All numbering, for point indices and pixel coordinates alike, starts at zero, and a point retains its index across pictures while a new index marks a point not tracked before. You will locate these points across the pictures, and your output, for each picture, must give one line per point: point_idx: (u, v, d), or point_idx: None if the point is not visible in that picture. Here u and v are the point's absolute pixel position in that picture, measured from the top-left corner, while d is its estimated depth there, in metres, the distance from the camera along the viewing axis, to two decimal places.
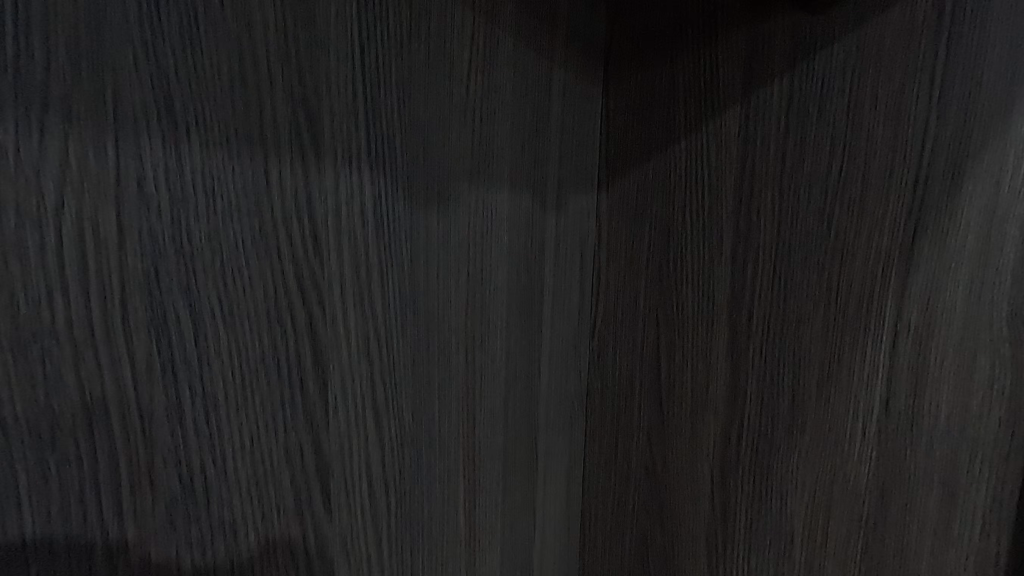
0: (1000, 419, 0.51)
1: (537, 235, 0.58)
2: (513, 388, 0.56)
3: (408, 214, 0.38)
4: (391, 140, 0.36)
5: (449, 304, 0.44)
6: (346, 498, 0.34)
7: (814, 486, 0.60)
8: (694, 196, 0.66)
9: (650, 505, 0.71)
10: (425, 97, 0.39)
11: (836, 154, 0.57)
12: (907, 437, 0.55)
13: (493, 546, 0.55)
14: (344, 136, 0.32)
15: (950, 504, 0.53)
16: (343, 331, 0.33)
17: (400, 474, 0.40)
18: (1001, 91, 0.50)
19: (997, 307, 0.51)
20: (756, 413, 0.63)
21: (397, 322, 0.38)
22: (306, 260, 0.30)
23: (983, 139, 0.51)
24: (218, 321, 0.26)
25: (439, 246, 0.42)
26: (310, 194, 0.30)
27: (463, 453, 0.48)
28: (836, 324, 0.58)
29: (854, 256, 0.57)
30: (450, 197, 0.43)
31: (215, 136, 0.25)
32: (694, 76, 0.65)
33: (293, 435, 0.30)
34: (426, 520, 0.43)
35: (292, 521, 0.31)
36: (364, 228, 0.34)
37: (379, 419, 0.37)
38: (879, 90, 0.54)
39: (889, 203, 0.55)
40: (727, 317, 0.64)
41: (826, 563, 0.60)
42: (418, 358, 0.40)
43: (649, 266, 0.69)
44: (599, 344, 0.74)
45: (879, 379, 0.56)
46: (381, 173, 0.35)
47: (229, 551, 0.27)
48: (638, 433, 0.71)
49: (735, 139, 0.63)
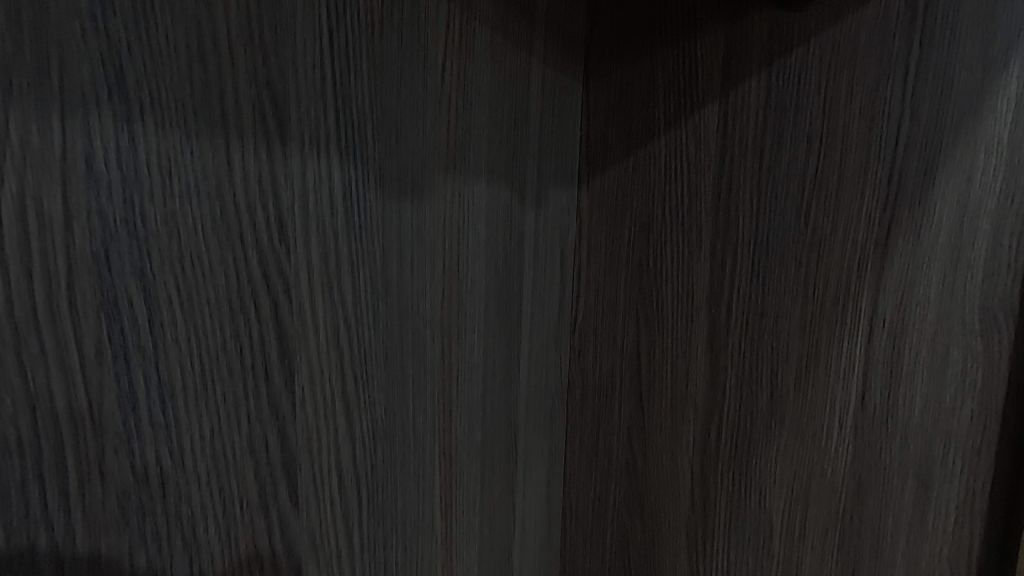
0: (972, 411, 0.52)
1: (516, 230, 0.58)
2: (491, 384, 0.56)
3: (380, 203, 0.38)
4: (362, 127, 0.36)
5: (425, 297, 0.44)
6: (315, 493, 0.34)
7: (792, 480, 0.60)
8: (673, 192, 0.66)
9: (631, 502, 0.71)
10: (398, 85, 0.39)
11: (812, 150, 0.57)
12: (883, 430, 0.55)
13: (472, 544, 0.55)
14: (312, 121, 0.32)
15: (925, 496, 0.54)
16: (311, 320, 0.33)
17: (373, 469, 0.39)
18: (972, 87, 0.50)
19: (969, 301, 0.51)
20: (735, 409, 0.63)
21: (369, 313, 0.37)
22: (270, 248, 0.30)
23: (954, 135, 0.51)
24: (175, 307, 0.25)
25: (414, 238, 0.42)
26: (275, 180, 0.30)
27: (439, 448, 0.47)
28: (813, 319, 0.58)
29: (830, 251, 0.57)
30: (425, 188, 0.43)
31: (172, 115, 0.24)
32: (673, 71, 0.65)
33: (258, 427, 0.29)
34: (400, 516, 0.43)
35: (256, 516, 0.30)
36: (333, 217, 0.34)
37: (349, 412, 0.36)
38: (854, 87, 0.55)
39: (863, 198, 0.55)
40: (707, 312, 0.64)
41: (804, 557, 0.60)
42: (391, 351, 0.40)
43: (629, 261, 0.69)
44: (580, 340, 0.73)
45: (855, 374, 0.56)
46: (351, 160, 0.35)
47: (188, 547, 0.26)
48: (619, 429, 0.71)
49: (714, 135, 0.63)
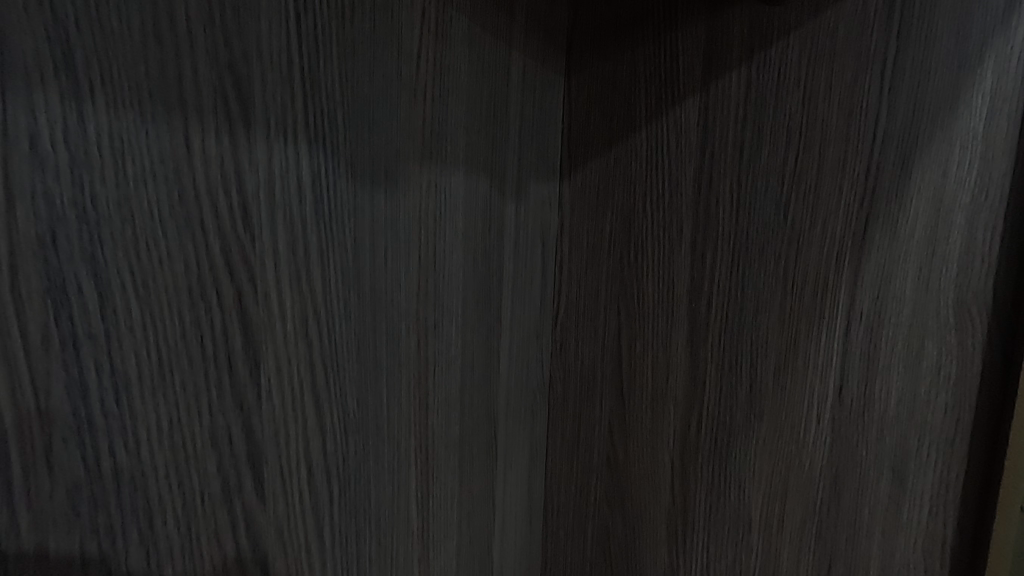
0: (946, 404, 0.52)
1: (495, 222, 0.57)
2: (469, 378, 0.55)
3: (352, 192, 0.37)
4: (333, 113, 0.35)
5: (399, 288, 0.43)
6: (282, 486, 0.33)
7: (770, 473, 0.61)
8: (654, 186, 0.66)
9: (612, 496, 0.71)
10: (370, 72, 0.38)
11: (791, 143, 0.57)
12: (860, 423, 0.56)
13: (449, 538, 0.54)
14: (278, 106, 0.31)
15: (899, 489, 0.54)
16: (278, 310, 0.32)
17: (345, 463, 0.38)
18: (948, 82, 0.50)
19: (944, 294, 0.52)
20: (715, 403, 0.63)
21: (340, 304, 0.37)
22: (234, 236, 0.29)
23: (931, 129, 0.51)
24: (130, 295, 0.24)
25: (387, 229, 0.41)
26: (238, 165, 0.29)
27: (415, 442, 0.47)
28: (791, 312, 0.58)
29: (809, 244, 0.57)
30: (399, 177, 0.42)
31: (125, 96, 0.24)
32: (654, 64, 0.65)
33: (220, 418, 0.29)
34: (374, 511, 0.42)
35: (219, 510, 0.29)
36: (301, 205, 0.33)
37: (320, 405, 0.36)
38: (832, 80, 0.55)
39: (842, 192, 0.55)
40: (687, 306, 0.65)
41: (782, 550, 0.61)
42: (363, 343, 0.39)
43: (610, 255, 0.69)
44: (562, 334, 0.73)
45: (833, 367, 0.57)
46: (320, 147, 0.34)
47: (144, 541, 0.26)
48: (600, 422, 0.72)
49: (695, 128, 0.63)
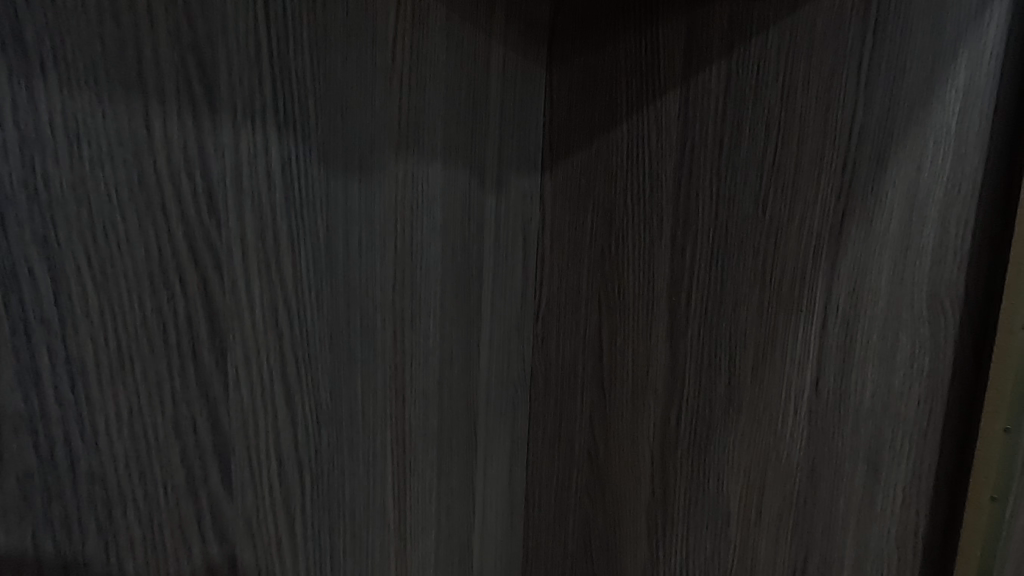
0: (920, 396, 0.52)
1: (475, 215, 0.57)
2: (448, 371, 0.55)
3: (324, 181, 0.36)
4: (304, 100, 0.34)
5: (375, 280, 0.42)
6: (250, 478, 0.33)
7: (749, 466, 0.61)
8: (635, 179, 0.66)
9: (593, 489, 0.71)
10: (344, 59, 0.37)
11: (770, 138, 0.58)
12: (836, 415, 0.56)
13: (427, 533, 0.54)
14: (245, 89, 0.30)
15: (874, 480, 0.55)
16: (245, 299, 0.31)
17: (317, 455, 0.38)
18: (923, 77, 0.51)
19: (918, 288, 0.52)
20: (694, 396, 0.64)
21: (312, 293, 0.36)
22: (199, 222, 0.28)
23: (905, 124, 0.52)
24: (85, 280, 0.24)
25: (362, 219, 0.41)
26: (203, 150, 0.28)
27: (391, 435, 0.46)
28: (770, 306, 0.59)
29: (787, 238, 0.58)
30: (374, 167, 0.41)
31: (80, 74, 0.23)
32: (635, 58, 0.65)
33: (184, 408, 0.28)
34: (349, 505, 0.42)
35: (183, 501, 0.29)
36: (269, 192, 0.33)
37: (290, 396, 0.35)
38: (811, 75, 0.55)
39: (819, 186, 0.56)
40: (667, 299, 0.65)
41: (760, 542, 0.61)
42: (336, 334, 0.39)
43: (592, 249, 0.69)
44: (543, 328, 0.73)
45: (810, 360, 0.57)
46: (291, 134, 0.34)
47: (103, 532, 0.25)
48: (581, 416, 0.72)
49: (675, 122, 0.63)
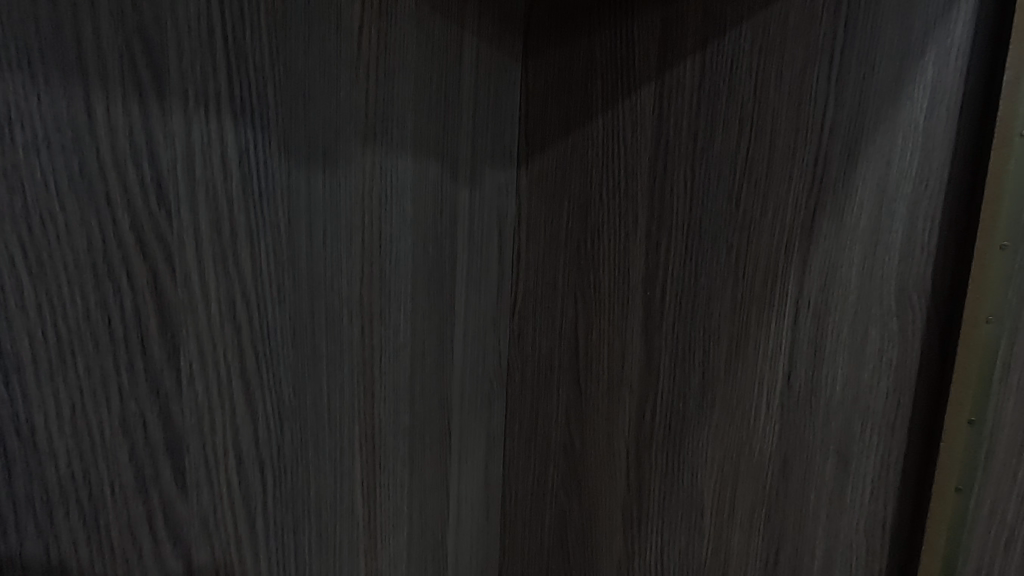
0: (888, 389, 0.53)
1: (447, 207, 0.57)
2: (420, 366, 0.54)
3: (285, 171, 0.36)
4: (262, 87, 0.34)
5: (340, 273, 0.42)
6: (206, 476, 0.32)
7: (722, 459, 0.61)
8: (611, 174, 0.66)
9: (569, 484, 0.72)
10: (305, 46, 0.36)
11: (743, 133, 0.58)
12: (807, 409, 0.57)
13: (399, 530, 0.54)
14: (197, 76, 0.30)
15: (844, 473, 0.55)
16: (199, 290, 0.30)
17: (279, 452, 0.37)
18: (892, 73, 0.51)
19: (887, 282, 0.52)
20: (669, 390, 0.64)
21: (272, 287, 0.35)
22: (147, 213, 0.27)
23: (875, 120, 0.52)
24: (21, 272, 0.23)
25: (327, 211, 0.40)
26: (150, 138, 0.27)
27: (360, 431, 0.46)
28: (743, 300, 0.59)
29: (760, 232, 0.58)
30: (339, 159, 0.41)
31: (14, 58, 0.22)
32: (610, 52, 0.65)
33: (132, 404, 0.27)
34: (314, 502, 0.41)
35: (131, 502, 0.28)
36: (225, 182, 0.32)
37: (250, 392, 0.34)
38: (783, 70, 0.56)
39: (791, 182, 0.56)
40: (642, 294, 0.65)
41: (733, 534, 0.61)
42: (299, 328, 0.38)
43: (568, 243, 0.69)
44: (519, 322, 0.73)
45: (782, 353, 0.58)
46: (248, 123, 0.33)
47: (41, 533, 0.25)
48: (557, 411, 0.72)
49: (650, 116, 0.63)
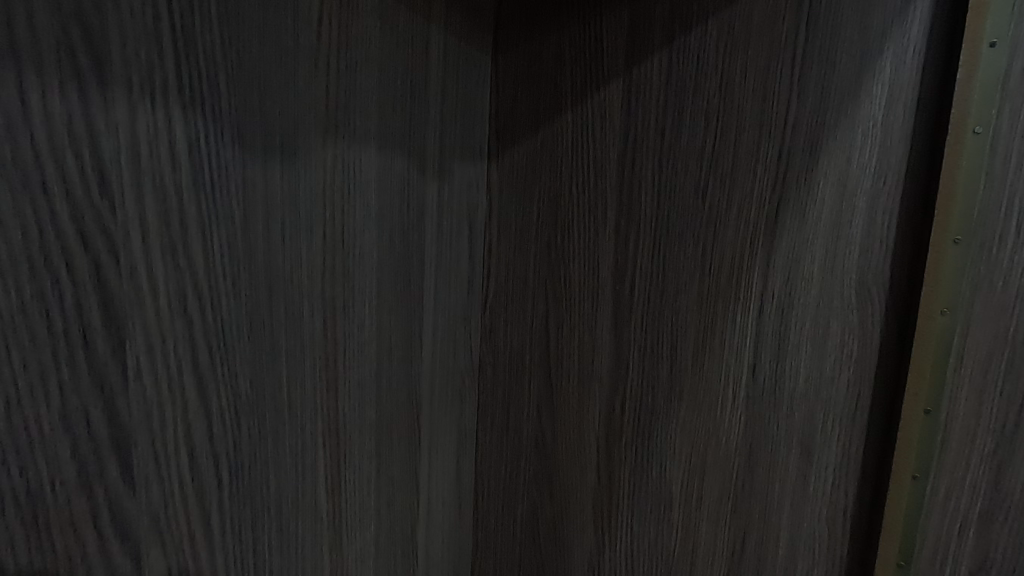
0: (848, 380, 0.54)
1: (414, 201, 0.56)
2: (387, 361, 0.54)
3: (239, 162, 0.35)
4: (212, 76, 0.33)
5: (300, 267, 0.41)
6: (156, 472, 0.31)
7: (690, 451, 0.62)
8: (580, 169, 0.66)
9: (541, 478, 0.72)
10: (260, 36, 0.36)
11: (709, 129, 0.59)
12: (771, 401, 0.58)
13: (365, 526, 0.53)
14: (142, 64, 0.29)
15: (806, 463, 0.56)
16: (148, 284, 0.30)
17: (236, 447, 0.36)
18: (852, 70, 0.52)
19: (847, 276, 0.53)
20: (638, 382, 0.65)
21: (227, 280, 0.35)
22: (88, 203, 0.27)
23: (836, 116, 0.53)
24: None
25: (285, 204, 0.39)
26: (92, 127, 0.27)
27: (323, 426, 0.45)
28: (709, 294, 0.60)
29: (726, 227, 0.59)
30: (298, 151, 0.40)
31: None
32: (579, 48, 0.65)
33: (74, 399, 0.27)
34: (274, 498, 0.40)
35: (74, 498, 0.27)
36: (174, 173, 0.31)
37: (204, 387, 0.34)
38: (748, 66, 0.56)
39: (755, 177, 0.57)
40: (611, 288, 0.65)
41: (700, 525, 0.62)
42: (256, 322, 0.37)
43: (538, 238, 0.69)
44: (490, 317, 0.73)
45: (746, 346, 0.58)
46: (198, 113, 0.32)
47: None
48: (529, 405, 0.72)
49: (619, 111, 0.63)
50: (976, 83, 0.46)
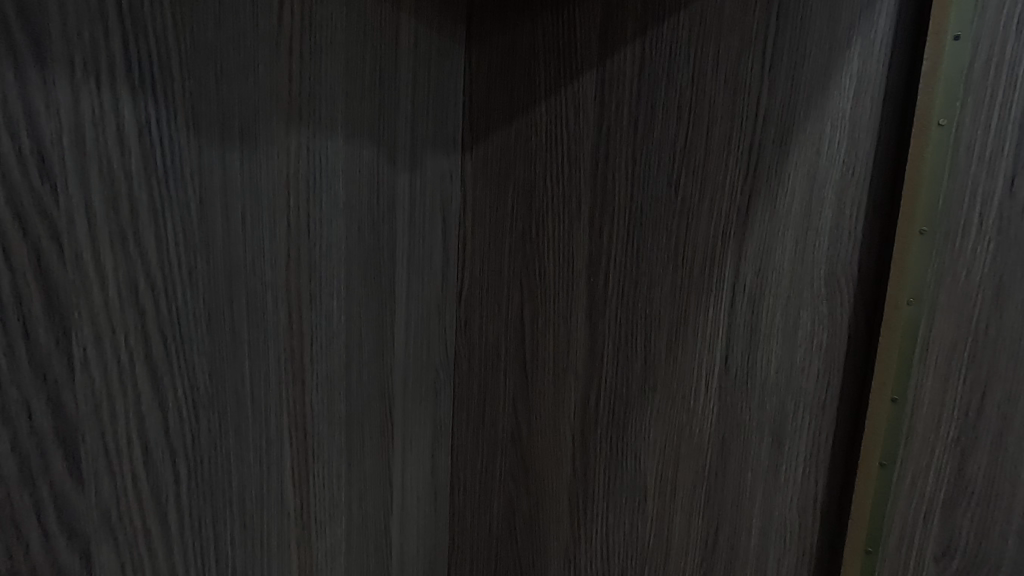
0: (818, 369, 0.54)
1: (384, 193, 0.55)
2: (357, 354, 0.53)
3: (194, 148, 0.34)
4: (164, 58, 0.32)
5: (263, 257, 0.40)
6: (107, 466, 0.31)
7: (664, 442, 0.62)
8: (554, 161, 0.66)
9: (516, 471, 0.72)
10: (216, 18, 0.35)
11: (681, 121, 0.59)
12: (743, 391, 0.58)
13: (335, 522, 0.53)
14: (86, 44, 0.28)
15: (778, 452, 0.57)
16: (94, 272, 0.29)
17: (194, 441, 0.36)
18: (821, 62, 0.52)
19: (816, 267, 0.54)
20: (612, 374, 0.65)
21: (182, 270, 0.34)
22: (26, 188, 0.26)
23: (805, 108, 0.53)
24: None
25: (246, 193, 0.38)
26: (31, 109, 0.26)
27: (289, 420, 0.44)
28: (681, 285, 0.60)
29: (698, 218, 0.59)
30: (259, 139, 0.39)
31: None
32: (553, 39, 0.64)
33: (14, 391, 0.26)
34: (237, 493, 0.40)
35: (16, 492, 0.27)
36: (123, 158, 0.30)
37: (158, 379, 0.33)
38: (719, 58, 0.56)
39: (726, 168, 0.57)
40: (585, 280, 0.65)
41: (675, 516, 0.63)
42: (214, 313, 0.36)
43: (513, 230, 0.69)
44: (465, 310, 0.73)
45: (719, 337, 0.59)
46: (148, 96, 0.31)
47: None
48: (504, 398, 0.72)
49: (592, 103, 0.63)
50: (940, 75, 0.47)
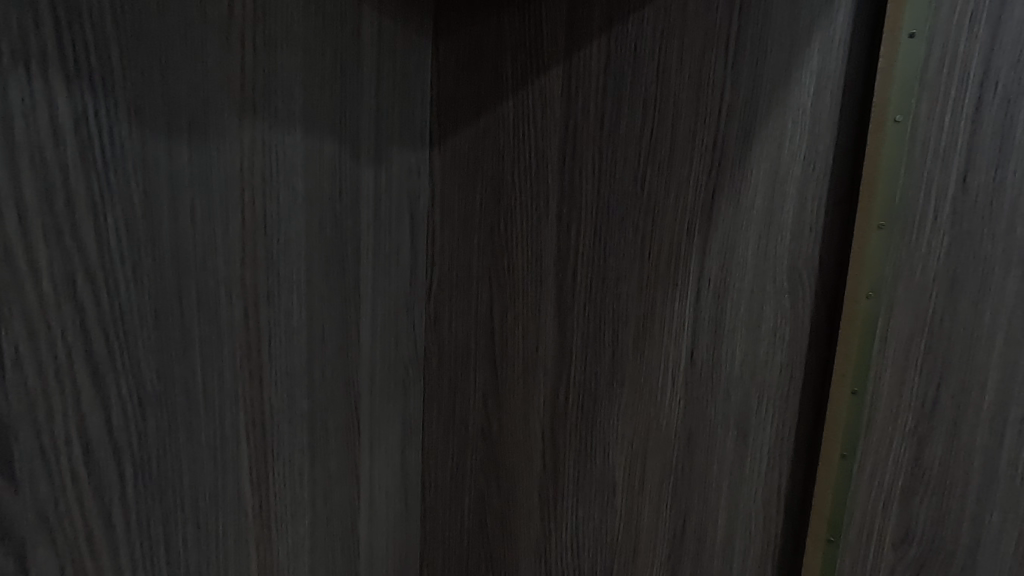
0: (781, 362, 0.55)
1: (348, 188, 0.55)
2: (320, 351, 0.53)
3: (137, 140, 0.33)
4: (103, 47, 0.31)
5: (216, 253, 0.40)
6: (44, 466, 0.30)
7: (632, 437, 0.63)
8: (523, 156, 0.66)
9: (487, 467, 0.72)
10: (160, 6, 0.34)
11: (646, 116, 0.59)
12: (708, 385, 0.58)
13: (298, 521, 0.52)
14: (14, 31, 0.27)
15: (742, 445, 0.57)
16: (26, 267, 0.28)
17: (142, 440, 0.35)
18: (782, 58, 0.52)
19: (779, 261, 0.54)
20: (581, 369, 0.65)
21: (126, 265, 0.33)
22: None
23: (767, 103, 0.53)
24: None
25: (196, 186, 0.38)
26: None
27: (246, 418, 0.44)
28: (648, 280, 0.60)
29: (663, 213, 0.59)
30: (210, 132, 0.38)
31: None
32: (520, 33, 0.64)
33: None
34: (189, 492, 0.39)
35: None
36: (58, 151, 0.29)
37: (101, 377, 0.32)
38: (683, 53, 0.56)
39: (691, 164, 0.57)
40: (554, 275, 0.65)
41: (643, 509, 0.63)
42: (162, 309, 0.36)
43: (482, 226, 0.69)
44: (436, 306, 0.73)
45: (685, 331, 0.59)
46: (85, 86, 0.30)
47: None
48: (475, 394, 0.72)
49: (559, 97, 0.63)
50: (896, 72, 0.48)
